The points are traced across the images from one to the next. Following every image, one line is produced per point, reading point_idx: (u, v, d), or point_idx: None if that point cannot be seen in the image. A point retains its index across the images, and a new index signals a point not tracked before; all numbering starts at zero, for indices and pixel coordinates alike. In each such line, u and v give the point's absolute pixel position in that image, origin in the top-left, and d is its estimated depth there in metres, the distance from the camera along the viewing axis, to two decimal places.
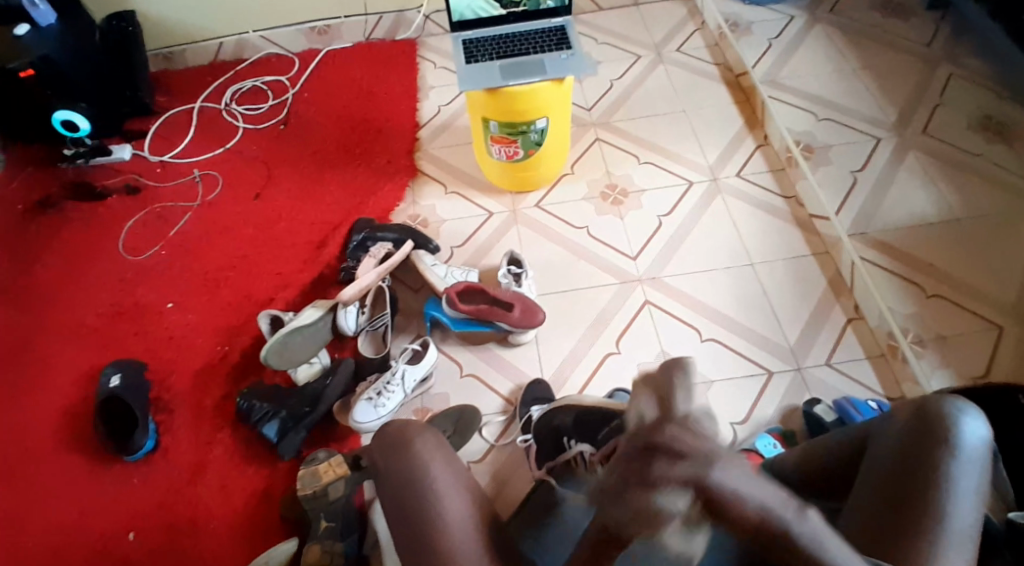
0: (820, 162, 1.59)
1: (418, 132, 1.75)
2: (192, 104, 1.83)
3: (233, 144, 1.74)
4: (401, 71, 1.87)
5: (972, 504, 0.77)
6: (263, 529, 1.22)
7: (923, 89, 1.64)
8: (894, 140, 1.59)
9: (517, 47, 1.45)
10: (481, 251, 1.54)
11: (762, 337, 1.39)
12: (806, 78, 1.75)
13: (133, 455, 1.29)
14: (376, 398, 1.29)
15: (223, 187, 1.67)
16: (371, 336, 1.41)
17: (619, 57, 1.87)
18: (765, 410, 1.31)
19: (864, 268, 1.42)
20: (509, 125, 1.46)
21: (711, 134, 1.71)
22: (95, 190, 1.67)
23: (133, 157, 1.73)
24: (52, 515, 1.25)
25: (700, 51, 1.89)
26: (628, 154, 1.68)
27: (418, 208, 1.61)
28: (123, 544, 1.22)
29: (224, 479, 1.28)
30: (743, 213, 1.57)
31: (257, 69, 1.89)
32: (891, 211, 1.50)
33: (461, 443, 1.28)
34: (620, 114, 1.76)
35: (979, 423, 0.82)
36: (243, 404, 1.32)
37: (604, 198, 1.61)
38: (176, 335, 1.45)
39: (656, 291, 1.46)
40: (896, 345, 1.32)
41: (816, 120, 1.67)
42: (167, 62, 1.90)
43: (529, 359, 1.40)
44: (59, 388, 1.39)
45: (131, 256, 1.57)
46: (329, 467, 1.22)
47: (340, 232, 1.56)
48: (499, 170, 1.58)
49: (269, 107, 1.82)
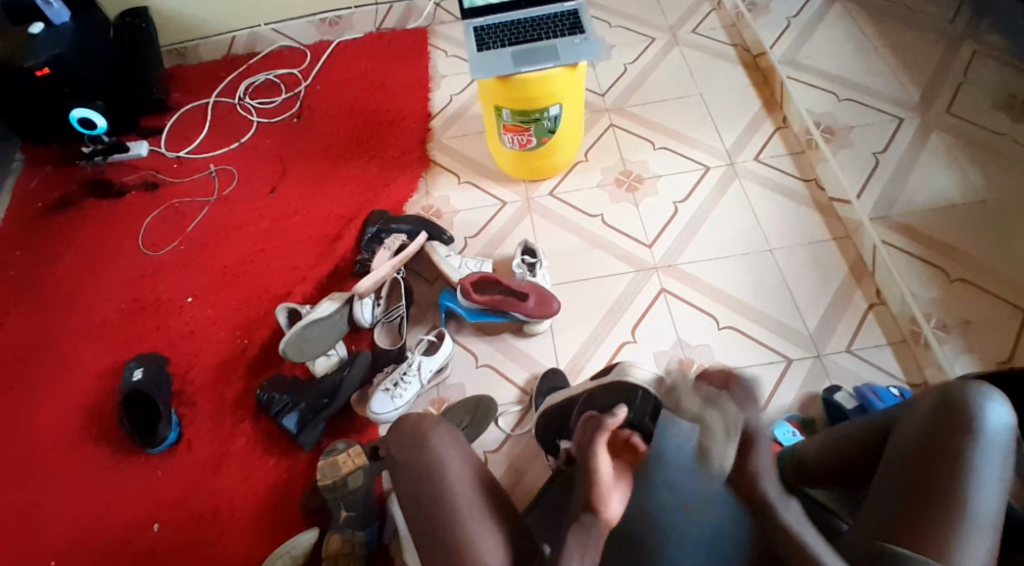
0: (840, 144, 1.57)
1: (431, 121, 1.74)
2: (207, 99, 1.84)
3: (247, 138, 1.75)
4: (413, 60, 1.86)
5: (993, 493, 0.76)
6: (286, 520, 1.24)
7: (945, 69, 1.54)
8: (916, 119, 1.54)
9: (528, 33, 1.43)
10: (496, 241, 1.53)
11: (781, 324, 1.38)
12: (826, 57, 1.71)
13: (157, 448, 1.31)
14: (393, 390, 1.31)
15: (239, 181, 1.68)
16: (387, 328, 1.42)
17: (633, 40, 1.85)
18: (784, 396, 1.30)
19: (886, 252, 1.39)
20: (521, 113, 1.44)
21: (728, 118, 1.68)
22: (114, 187, 1.69)
23: (150, 153, 1.75)
24: (81, 506, 1.28)
25: (716, 32, 1.85)
26: (643, 140, 1.66)
27: (432, 199, 1.60)
28: (149, 534, 1.25)
29: (247, 469, 1.30)
30: (762, 199, 1.54)
31: (270, 62, 1.90)
32: (915, 193, 1.46)
33: (474, 435, 1.29)
34: (634, 100, 1.73)
35: (1004, 409, 0.82)
36: (263, 396, 1.34)
37: (618, 185, 1.60)
38: (196, 330, 1.47)
39: (672, 279, 1.45)
40: (919, 330, 1.30)
41: (837, 100, 1.64)
42: (181, 57, 1.91)
43: (544, 349, 1.40)
44: (84, 383, 1.42)
45: (151, 251, 1.59)
46: (347, 458, 1.22)
47: (355, 224, 1.57)
48: (512, 159, 1.57)
49: (282, 100, 1.82)
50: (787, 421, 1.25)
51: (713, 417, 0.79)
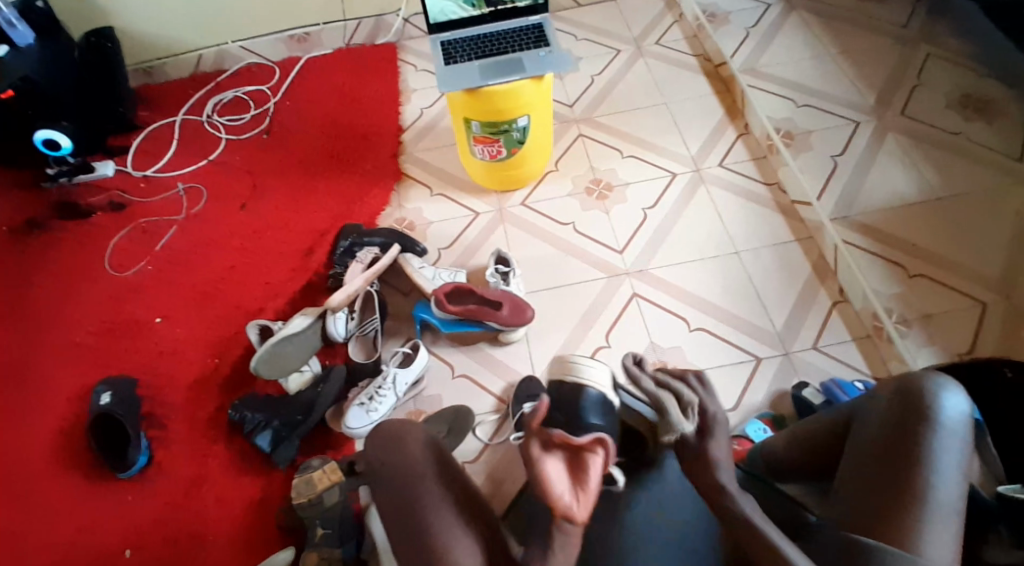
0: (800, 148, 1.60)
1: (401, 135, 1.75)
2: (174, 117, 1.83)
3: (216, 156, 1.75)
4: (382, 75, 1.87)
5: (954, 480, 0.78)
6: (263, 539, 1.23)
7: (902, 70, 1.65)
8: (873, 123, 1.60)
9: (495, 46, 1.45)
10: (469, 252, 1.54)
11: (750, 324, 1.40)
12: (785, 65, 1.76)
13: (128, 471, 1.29)
14: (367, 403, 1.30)
15: (208, 199, 1.67)
16: (360, 342, 1.41)
17: (598, 52, 1.88)
18: (755, 395, 1.32)
19: (846, 250, 1.43)
20: (490, 125, 1.46)
21: (694, 125, 1.72)
22: (79, 208, 1.67)
23: (117, 173, 1.73)
24: (49, 533, 1.25)
25: (679, 43, 1.89)
26: (612, 149, 1.69)
27: (404, 211, 1.61)
28: (120, 560, 1.22)
29: (222, 489, 1.28)
30: (728, 203, 1.58)
31: (237, 79, 1.90)
32: (872, 194, 1.51)
33: (456, 443, 1.29)
34: (602, 109, 1.77)
35: (959, 398, 0.84)
36: (236, 414, 1.33)
37: (589, 193, 1.62)
38: (167, 349, 1.45)
39: (644, 284, 1.47)
40: (882, 326, 1.34)
41: (796, 107, 1.68)
42: (147, 76, 1.90)
43: (520, 357, 1.40)
44: (52, 407, 1.39)
45: (118, 272, 1.57)
46: (323, 474, 1.21)
47: (327, 239, 1.57)
48: (483, 170, 1.59)
49: (251, 117, 1.81)
50: (759, 419, 1.27)
51: (665, 388, 0.83)
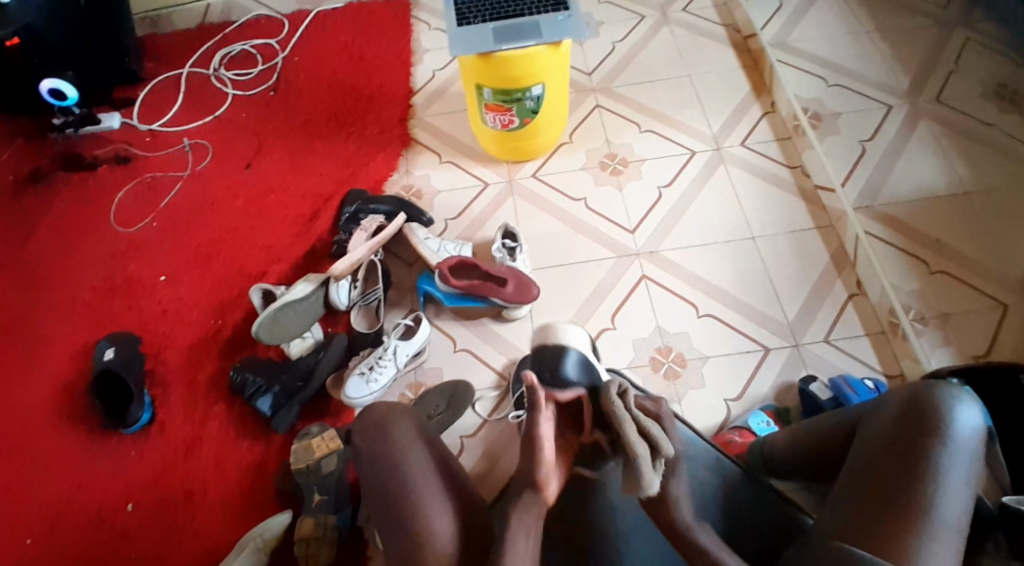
0: (828, 131, 1.54)
1: (412, 98, 1.70)
2: (181, 69, 1.79)
3: (223, 112, 1.71)
4: (395, 33, 1.80)
5: (959, 498, 0.76)
6: (260, 503, 1.24)
7: (936, 56, 1.56)
8: (906, 107, 1.53)
9: (511, 8, 1.38)
10: (476, 224, 1.51)
11: (760, 313, 1.37)
12: (816, 41, 1.67)
13: (129, 429, 1.30)
14: (368, 374, 1.29)
15: (213, 156, 1.64)
16: (364, 311, 1.41)
17: (621, 17, 1.80)
18: (759, 386, 1.30)
19: (868, 242, 1.38)
20: (503, 92, 1.40)
21: (716, 101, 1.65)
22: (85, 160, 1.65)
23: (123, 126, 1.71)
24: (52, 487, 1.27)
25: (706, 11, 1.80)
26: (629, 122, 1.63)
27: (412, 179, 1.58)
28: (120, 516, 1.24)
29: (220, 452, 1.29)
30: (746, 185, 1.52)
31: (246, 31, 1.84)
32: (899, 183, 1.45)
33: (454, 417, 1.28)
34: (621, 79, 1.70)
35: (974, 411, 0.81)
36: (237, 377, 1.32)
37: (603, 168, 1.57)
38: (169, 309, 1.45)
39: (654, 266, 1.44)
40: (898, 323, 1.30)
41: (825, 85, 1.61)
42: (155, 25, 1.85)
43: (522, 334, 1.39)
44: (54, 363, 1.40)
45: (123, 228, 1.56)
46: (321, 441, 1.23)
47: (332, 204, 1.54)
48: (494, 139, 1.54)
49: (259, 72, 1.77)
50: (762, 410, 1.25)
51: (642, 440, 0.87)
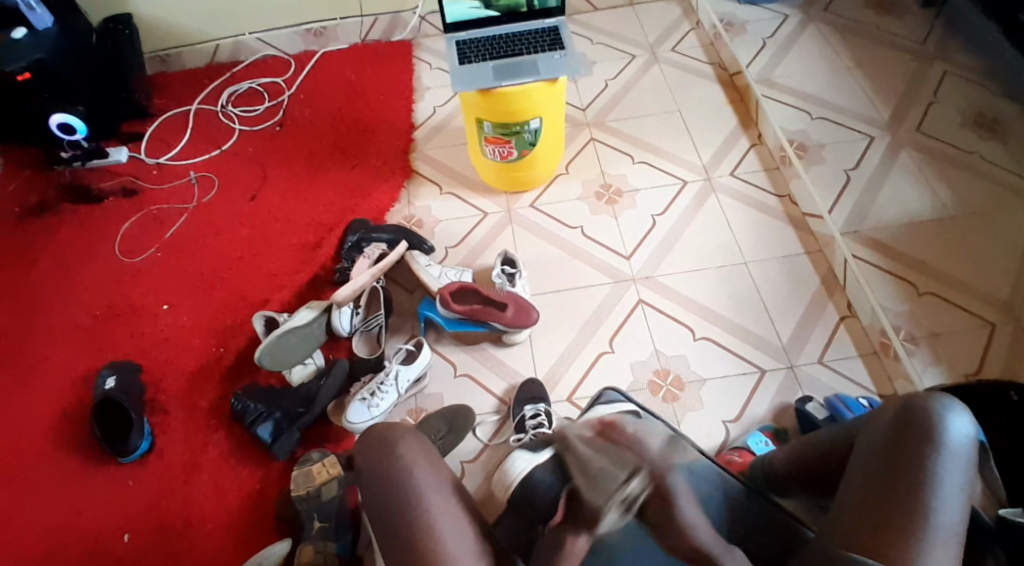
0: (813, 161, 1.60)
1: (413, 132, 1.76)
2: (188, 106, 1.84)
3: (229, 146, 1.75)
4: (396, 71, 1.87)
5: (955, 504, 0.78)
6: (260, 533, 1.23)
7: (918, 86, 1.63)
8: (888, 138, 1.59)
9: (510, 47, 1.45)
10: (476, 252, 1.54)
11: (755, 335, 1.40)
12: (799, 77, 1.76)
13: (129, 456, 1.30)
14: (370, 398, 1.30)
15: (218, 188, 1.68)
16: (365, 337, 1.42)
17: (613, 57, 1.88)
18: (757, 407, 1.32)
19: (857, 265, 1.42)
20: (502, 125, 1.46)
21: (705, 133, 1.71)
22: (91, 193, 1.68)
23: (130, 160, 1.74)
24: (49, 516, 1.26)
25: (695, 51, 1.89)
26: (623, 154, 1.69)
27: (413, 209, 1.62)
28: (118, 545, 1.23)
29: (221, 478, 1.29)
30: (738, 213, 1.57)
31: (252, 70, 1.91)
32: (884, 210, 1.50)
33: (455, 442, 1.29)
34: (615, 114, 1.76)
35: (966, 420, 0.83)
36: (238, 404, 1.33)
37: (599, 198, 1.62)
38: (172, 337, 1.46)
39: (650, 291, 1.47)
40: (889, 342, 1.33)
41: (810, 119, 1.68)
42: (163, 64, 1.92)
43: (522, 359, 1.40)
44: (56, 390, 1.40)
45: (127, 258, 1.58)
46: (321, 468, 1.23)
47: (335, 233, 1.57)
48: (493, 170, 1.59)
49: (265, 109, 1.82)
50: (760, 430, 1.27)
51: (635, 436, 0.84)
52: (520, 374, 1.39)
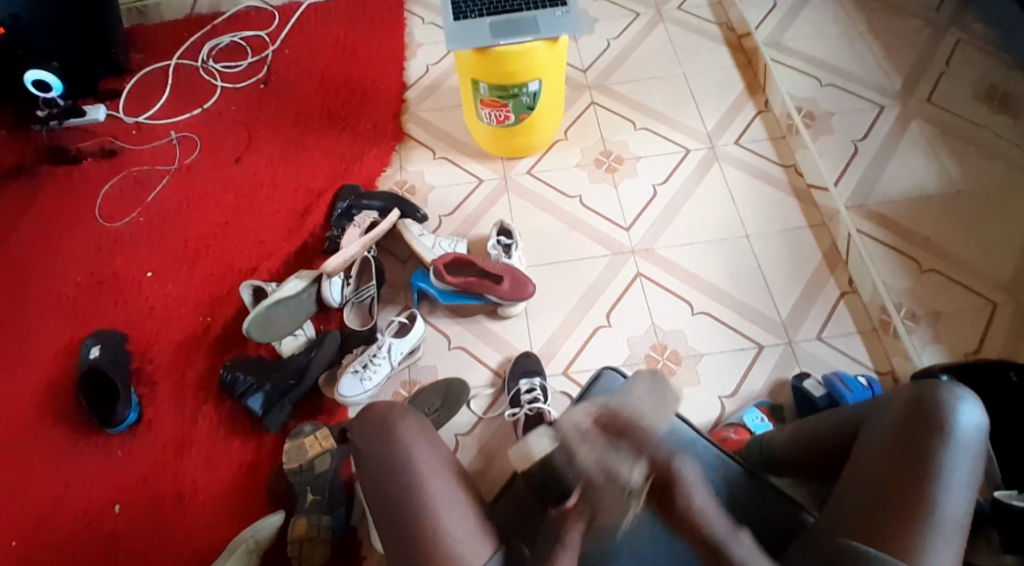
0: (821, 131, 1.55)
1: (406, 93, 1.68)
2: (168, 61, 1.76)
3: (211, 104, 1.68)
4: (388, 26, 1.79)
5: (961, 497, 0.76)
6: (251, 507, 1.21)
7: (928, 58, 1.59)
8: (897, 108, 1.55)
9: (508, 2, 1.36)
10: (470, 221, 1.50)
11: (755, 311, 1.37)
12: (809, 41, 1.69)
13: (116, 428, 1.27)
14: (362, 372, 1.27)
15: (201, 150, 1.61)
16: (356, 308, 1.37)
17: (615, 14, 1.80)
18: (753, 383, 1.30)
19: (860, 240, 1.39)
20: (499, 88, 1.39)
21: (710, 99, 1.65)
22: (69, 153, 1.61)
23: (108, 118, 1.67)
24: (37, 489, 1.24)
25: (702, 10, 1.81)
26: (625, 119, 1.63)
27: (406, 174, 1.56)
28: (108, 518, 1.21)
29: (211, 451, 1.26)
30: (740, 183, 1.53)
31: (235, 23, 1.81)
32: (890, 184, 1.46)
33: (448, 415, 1.27)
34: (616, 76, 1.70)
35: (976, 410, 0.81)
36: (226, 376, 1.30)
37: (598, 165, 1.56)
38: (157, 306, 1.42)
39: (649, 264, 1.43)
40: (889, 320, 1.31)
41: (819, 85, 1.62)
42: (141, 16, 1.83)
43: (518, 333, 1.38)
44: (37, 361, 1.36)
45: (108, 223, 1.52)
46: (314, 440, 1.20)
47: (324, 199, 1.52)
48: (489, 135, 1.53)
49: (248, 65, 1.74)
50: (757, 407, 1.25)
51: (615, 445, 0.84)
52: (516, 348, 1.36)
